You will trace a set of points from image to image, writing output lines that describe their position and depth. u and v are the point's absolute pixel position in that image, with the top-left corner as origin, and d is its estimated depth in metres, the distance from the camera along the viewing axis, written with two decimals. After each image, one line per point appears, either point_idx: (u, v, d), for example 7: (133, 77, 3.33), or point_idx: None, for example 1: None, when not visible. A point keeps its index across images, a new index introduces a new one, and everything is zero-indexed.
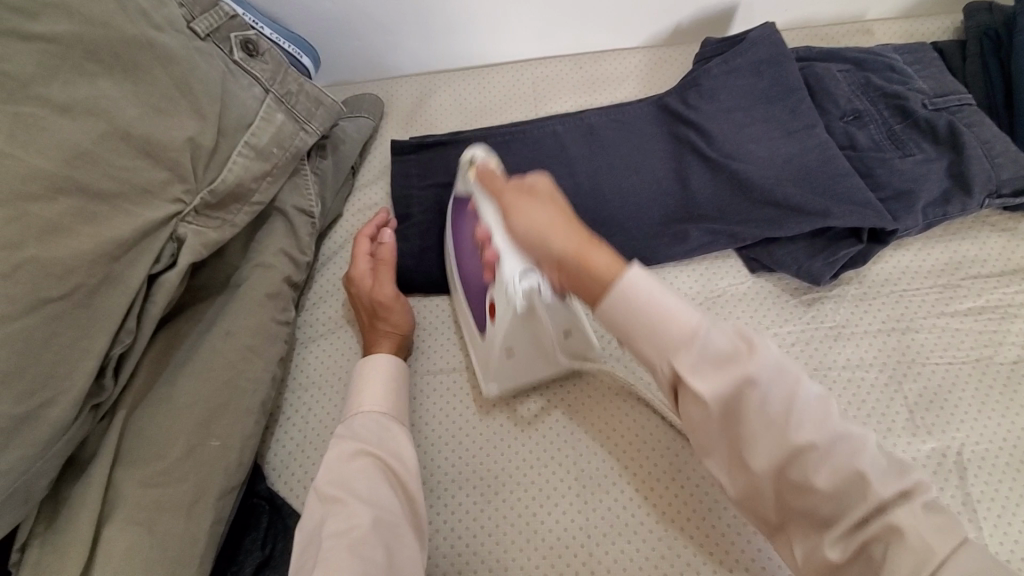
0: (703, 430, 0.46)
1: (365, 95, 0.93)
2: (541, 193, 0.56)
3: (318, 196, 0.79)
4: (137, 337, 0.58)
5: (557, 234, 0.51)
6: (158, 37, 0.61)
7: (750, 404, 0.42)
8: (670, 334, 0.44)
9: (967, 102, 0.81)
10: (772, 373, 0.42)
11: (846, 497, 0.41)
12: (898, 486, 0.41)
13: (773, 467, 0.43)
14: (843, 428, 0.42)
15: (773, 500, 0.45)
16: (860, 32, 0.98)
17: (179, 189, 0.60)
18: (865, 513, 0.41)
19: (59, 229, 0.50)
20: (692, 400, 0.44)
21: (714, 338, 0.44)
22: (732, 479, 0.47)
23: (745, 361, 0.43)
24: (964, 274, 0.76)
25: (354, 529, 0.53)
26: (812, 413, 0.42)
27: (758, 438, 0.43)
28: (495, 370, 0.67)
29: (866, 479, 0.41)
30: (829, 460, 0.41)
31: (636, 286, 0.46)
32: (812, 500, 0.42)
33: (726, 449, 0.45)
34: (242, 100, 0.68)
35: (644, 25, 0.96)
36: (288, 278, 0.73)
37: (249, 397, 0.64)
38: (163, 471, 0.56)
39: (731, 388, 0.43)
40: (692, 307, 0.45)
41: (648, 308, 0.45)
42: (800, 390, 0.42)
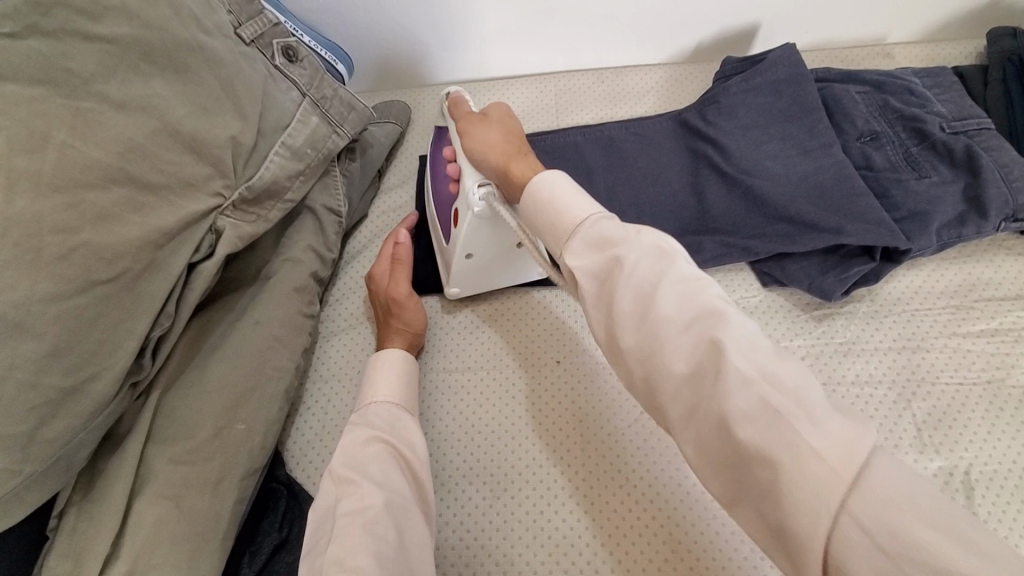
0: (592, 316, 0.51)
1: (394, 102, 0.97)
2: (495, 123, 0.69)
3: (346, 197, 0.82)
4: (175, 321, 0.61)
5: (494, 149, 0.65)
6: (207, 42, 0.65)
7: (618, 280, 0.48)
8: (563, 225, 0.54)
9: (986, 127, 0.82)
10: (639, 252, 0.48)
11: (707, 375, 0.42)
12: (758, 361, 0.41)
13: (643, 343, 0.46)
14: (714, 304, 0.44)
15: (656, 390, 0.46)
16: (880, 54, 0.99)
17: (219, 184, 0.64)
18: (733, 383, 0.40)
19: (111, 217, 0.54)
20: (576, 280, 0.52)
21: (601, 226, 0.51)
22: (620, 365, 0.49)
23: (621, 246, 0.49)
24: (978, 296, 0.77)
25: (367, 509, 0.55)
26: (681, 292, 0.45)
27: (625, 310, 0.47)
28: (457, 272, 0.76)
29: (721, 347, 0.41)
30: (692, 334, 0.44)
31: (542, 182, 0.57)
32: (681, 384, 0.44)
33: (609, 332, 0.50)
34: (280, 103, 0.72)
35: (666, 42, 0.99)
36: (315, 272, 0.76)
37: (274, 384, 0.67)
38: (191, 450, 0.59)
39: (605, 265, 0.50)
40: (588, 202, 0.54)
41: (552, 203, 0.55)
42: (667, 269, 0.46)
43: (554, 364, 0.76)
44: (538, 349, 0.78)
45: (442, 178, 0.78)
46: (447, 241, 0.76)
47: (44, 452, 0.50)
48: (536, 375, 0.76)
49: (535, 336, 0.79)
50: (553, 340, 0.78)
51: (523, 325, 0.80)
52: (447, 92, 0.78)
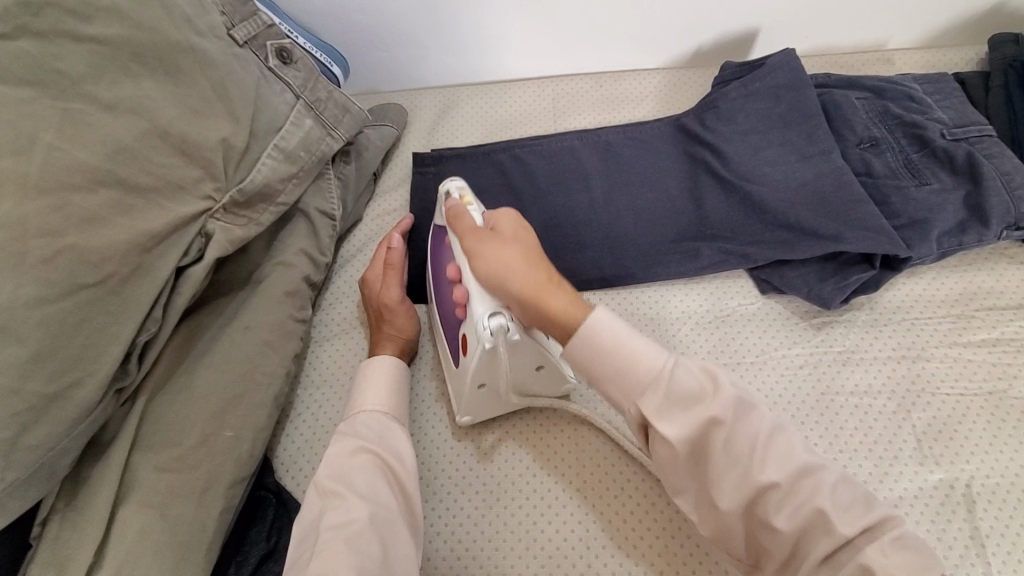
0: (677, 473, 0.51)
1: (390, 105, 0.96)
2: (510, 240, 0.61)
3: (340, 200, 0.81)
4: (162, 326, 0.60)
5: (517, 274, 0.57)
6: (199, 43, 0.64)
7: (713, 439, 0.48)
8: (637, 377, 0.51)
9: (987, 134, 0.81)
10: (729, 405, 0.48)
11: (810, 532, 0.45)
12: (859, 521, 0.44)
13: (744, 506, 0.47)
14: (798, 457, 0.47)
15: (750, 539, 0.49)
16: (880, 60, 0.98)
17: (209, 187, 0.63)
18: (833, 544, 0.44)
19: (98, 220, 0.53)
20: (663, 444, 0.50)
21: (681, 378, 0.50)
22: (705, 517, 0.51)
23: (710, 405, 0.48)
24: (979, 305, 0.76)
25: (351, 522, 0.54)
26: (774, 454, 0.47)
27: (726, 480, 0.48)
28: (470, 403, 0.67)
29: (826, 514, 0.44)
30: (791, 499, 0.46)
31: (599, 325, 0.53)
32: (783, 542, 0.46)
33: (699, 490, 0.50)
34: (274, 105, 0.71)
35: (665, 47, 0.98)
36: (307, 277, 0.75)
37: (264, 391, 0.66)
38: (177, 457, 0.58)
39: (696, 428, 0.48)
40: (658, 348, 0.52)
41: (614, 352, 0.52)
42: (755, 425, 0.48)
43: None
44: None
45: (447, 290, 0.69)
46: (456, 365, 0.68)
47: (26, 459, 0.49)
48: None
49: None
50: None
51: None
52: (443, 194, 0.71)
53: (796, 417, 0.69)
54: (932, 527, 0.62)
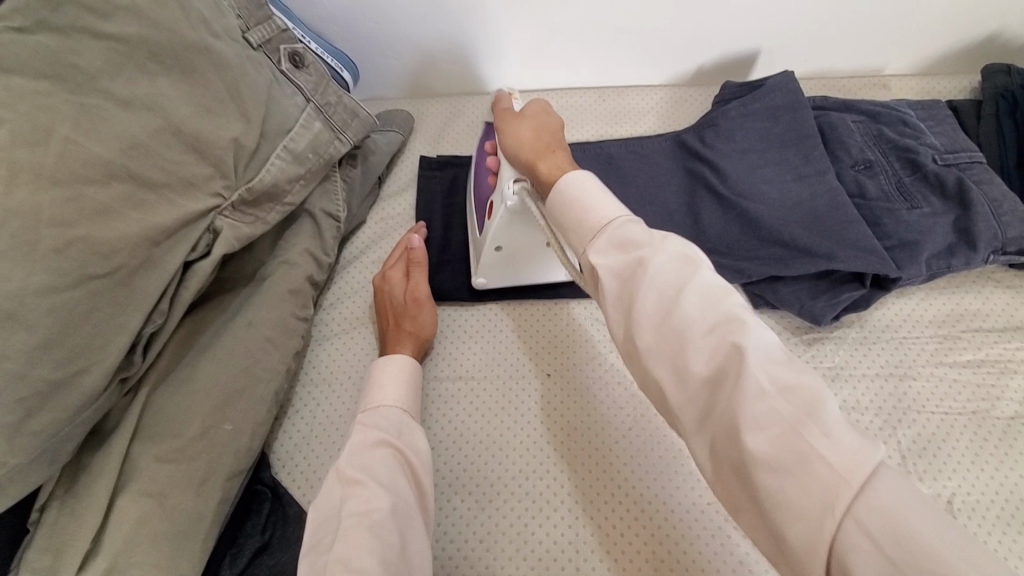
0: (610, 307, 0.52)
1: (397, 111, 0.98)
2: (529, 119, 0.71)
3: (345, 202, 0.83)
4: (167, 318, 0.61)
5: (528, 146, 0.68)
6: (215, 44, 0.66)
7: (641, 279, 0.49)
8: (590, 225, 0.55)
9: (977, 160, 0.83)
10: (668, 259, 0.49)
11: (723, 379, 0.43)
12: (782, 378, 0.41)
13: (665, 346, 0.47)
14: (737, 313, 0.45)
15: (668, 397, 0.47)
16: (877, 85, 1.01)
17: (219, 185, 0.65)
18: (751, 394, 0.41)
19: (110, 213, 0.55)
20: (598, 280, 0.53)
21: (627, 229, 0.52)
22: (636, 362, 0.50)
23: (646, 249, 0.50)
24: (965, 327, 0.78)
25: (374, 511, 0.55)
26: (705, 298, 0.47)
27: (648, 314, 0.48)
28: (484, 263, 0.78)
29: (742, 353, 0.43)
30: (711, 341, 0.45)
31: (571, 182, 0.59)
32: (702, 389, 0.44)
33: (627, 339, 0.51)
34: (284, 107, 0.73)
35: (669, 64, 1.00)
36: (310, 276, 0.76)
37: (263, 386, 0.67)
38: (177, 448, 0.59)
39: (629, 266, 0.50)
40: (615, 203, 0.56)
41: (580, 202, 0.57)
42: (691, 277, 0.48)
43: (544, 377, 0.77)
44: (529, 362, 0.78)
45: (483, 170, 0.82)
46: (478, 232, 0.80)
47: (30, 444, 0.50)
48: (526, 387, 0.76)
49: (526, 349, 0.79)
50: (544, 353, 0.78)
51: (515, 337, 0.80)
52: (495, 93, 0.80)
53: None
54: None
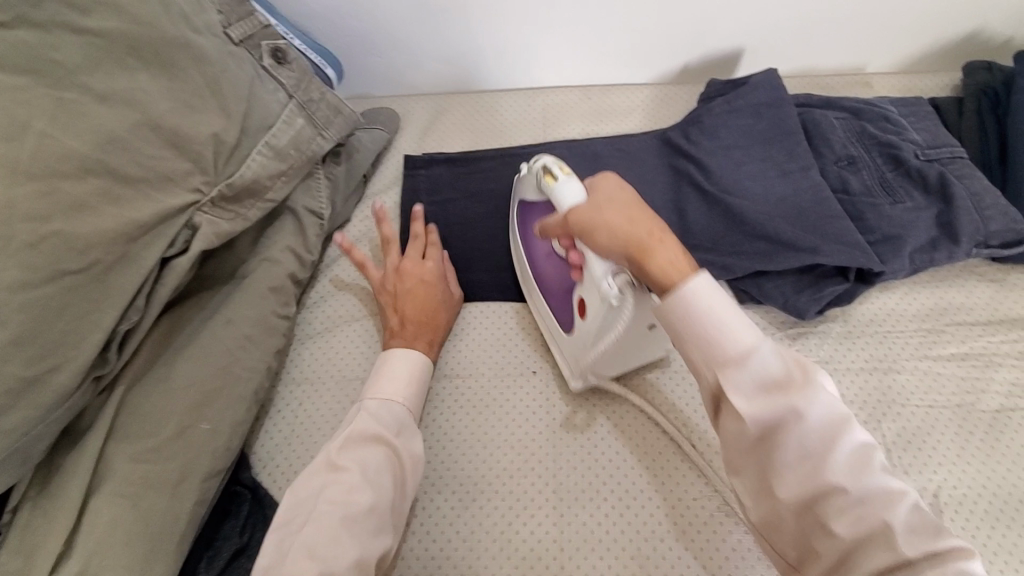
0: (740, 452, 0.49)
1: (382, 110, 0.98)
2: (602, 196, 0.61)
3: (328, 200, 0.82)
4: (144, 316, 0.60)
5: (623, 225, 0.57)
6: (195, 39, 0.65)
7: (790, 432, 0.46)
8: (725, 356, 0.49)
9: (959, 155, 0.84)
10: (823, 412, 0.46)
11: (870, 544, 0.43)
12: (927, 547, 0.41)
13: (800, 501, 0.46)
14: (885, 479, 0.44)
15: (799, 542, 0.47)
16: (860, 83, 1.02)
17: (198, 180, 0.64)
18: (891, 562, 0.41)
19: (85, 208, 0.54)
20: (732, 419, 0.49)
21: (767, 366, 0.48)
22: (757, 504, 0.49)
23: (796, 394, 0.46)
24: (948, 320, 0.78)
25: (353, 506, 0.56)
26: (855, 457, 0.45)
27: (791, 471, 0.46)
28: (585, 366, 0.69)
29: (893, 531, 0.42)
30: (858, 509, 0.44)
31: (698, 295, 0.51)
32: (836, 548, 0.44)
33: (756, 476, 0.49)
34: (266, 103, 0.72)
35: (654, 63, 1.01)
36: (293, 275, 0.75)
37: (243, 385, 0.66)
38: (154, 448, 0.59)
39: (769, 414, 0.47)
40: (755, 330, 0.50)
41: (706, 330, 0.50)
42: (843, 435, 0.45)
43: (530, 375, 0.76)
44: (515, 359, 0.77)
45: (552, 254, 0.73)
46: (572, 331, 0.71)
47: (0, 443, 0.49)
48: (511, 385, 0.75)
49: (513, 347, 0.79)
50: (532, 351, 0.78)
51: (501, 335, 0.80)
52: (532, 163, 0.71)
53: None
54: None
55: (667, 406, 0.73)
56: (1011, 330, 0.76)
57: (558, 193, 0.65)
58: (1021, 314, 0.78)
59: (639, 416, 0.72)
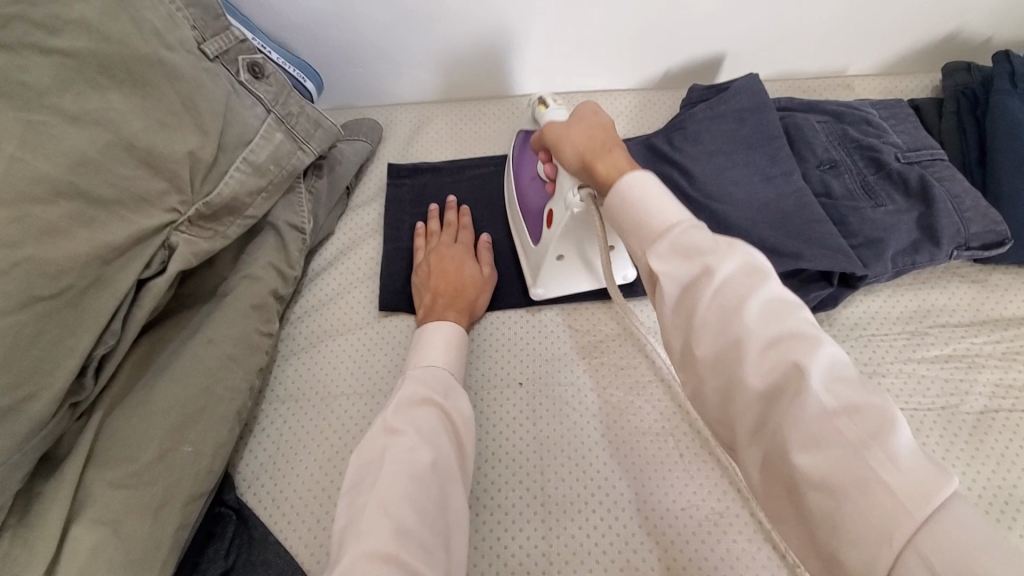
0: (669, 324, 0.46)
1: (364, 120, 0.97)
2: (577, 121, 0.64)
3: (310, 214, 0.81)
4: (120, 339, 0.59)
5: (586, 142, 0.60)
6: (168, 57, 0.64)
7: (703, 290, 0.43)
8: (650, 230, 0.48)
9: (939, 158, 0.84)
10: (733, 270, 0.44)
11: (786, 399, 0.39)
12: (845, 397, 0.37)
13: (718, 359, 0.42)
14: (806, 330, 0.41)
15: (724, 408, 0.43)
16: (841, 85, 1.03)
17: (174, 200, 0.63)
18: (805, 413, 0.38)
19: (57, 232, 0.53)
20: (656, 285, 0.46)
21: (687, 233, 0.46)
22: (686, 373, 0.46)
23: (710, 254, 0.44)
24: (931, 322, 0.78)
25: (418, 463, 0.57)
26: (768, 310, 0.42)
27: (707, 328, 0.43)
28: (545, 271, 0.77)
29: (806, 376, 0.38)
30: (772, 357, 0.40)
31: (631, 183, 0.51)
32: (752, 405, 0.40)
33: (681, 342, 0.46)
34: (244, 119, 0.71)
35: (637, 70, 1.01)
36: (275, 291, 0.74)
37: (225, 405, 0.65)
38: (135, 473, 0.58)
39: (690, 276, 0.45)
40: (675, 205, 0.48)
41: (639, 204, 0.49)
42: (756, 290, 0.43)
43: (517, 387, 0.75)
44: (502, 371, 0.77)
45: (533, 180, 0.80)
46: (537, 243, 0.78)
47: None
48: (499, 397, 0.74)
49: (500, 358, 0.78)
50: (518, 362, 0.77)
51: (487, 346, 0.79)
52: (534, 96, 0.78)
53: None
54: None
55: (654, 415, 0.73)
56: (994, 331, 0.77)
57: (542, 115, 0.73)
58: (1003, 314, 0.79)
59: (628, 426, 0.72)
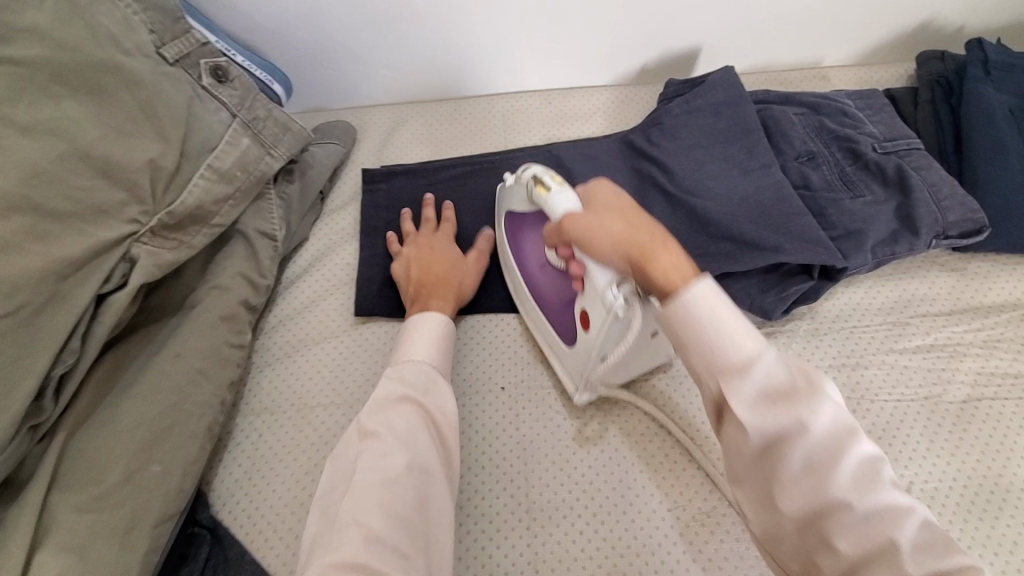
0: (740, 463, 0.45)
1: (337, 123, 0.95)
2: (602, 209, 0.60)
3: (282, 220, 0.79)
4: (80, 357, 0.57)
5: (626, 231, 0.56)
6: (125, 62, 0.62)
7: (794, 444, 0.42)
8: (728, 363, 0.45)
9: (916, 147, 0.84)
10: (827, 424, 0.42)
11: (877, 567, 0.39)
12: (934, 565, 0.38)
13: (804, 516, 0.41)
14: (892, 495, 0.41)
15: (799, 558, 0.43)
16: (817, 77, 1.02)
17: (135, 210, 0.61)
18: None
19: (8, 248, 0.51)
20: (736, 428, 0.44)
21: (771, 375, 0.44)
22: (756, 517, 0.45)
23: (800, 402, 0.42)
24: (913, 312, 0.78)
25: (390, 467, 0.55)
26: (861, 470, 0.41)
27: (793, 482, 0.42)
28: (592, 380, 0.67)
29: (900, 551, 0.38)
30: (862, 525, 0.40)
31: (697, 296, 0.47)
32: (840, 567, 0.40)
33: (756, 487, 0.44)
34: (208, 124, 0.69)
35: (614, 65, 1.00)
36: (246, 301, 0.72)
37: (195, 422, 0.63)
38: (100, 496, 0.55)
39: (778, 425, 0.42)
40: (753, 335, 0.46)
41: (715, 336, 0.46)
42: (847, 446, 0.41)
43: (498, 392, 0.74)
44: (482, 375, 0.75)
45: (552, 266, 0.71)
46: (574, 345, 0.68)
47: None
48: (481, 403, 0.73)
49: (480, 362, 0.76)
50: (499, 366, 0.76)
51: (467, 351, 0.77)
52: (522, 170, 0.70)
53: None
54: None
55: (638, 415, 0.72)
56: (974, 319, 0.77)
57: (552, 205, 0.63)
58: (983, 302, 0.79)
59: (612, 428, 0.71)
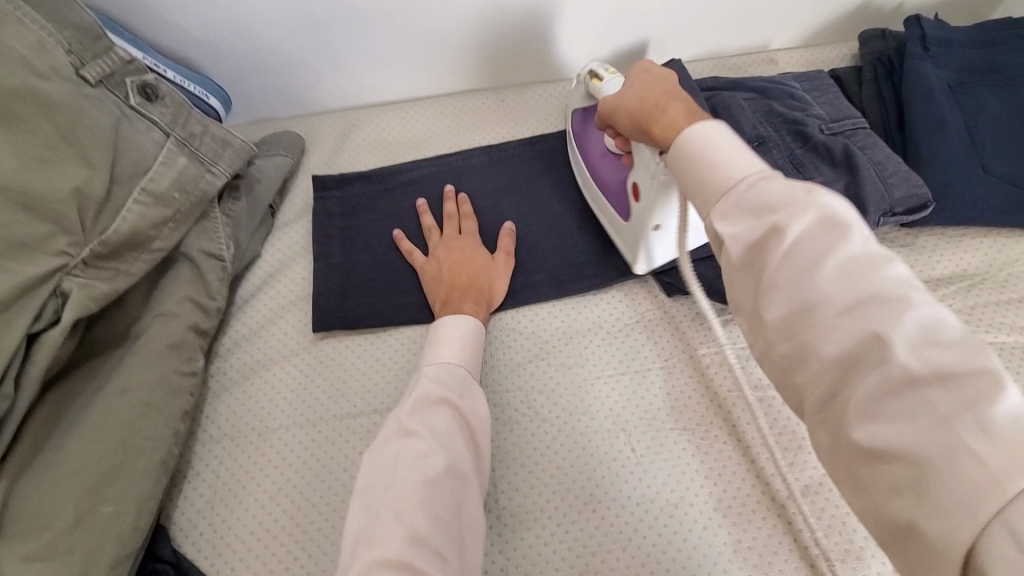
0: (735, 282, 0.45)
1: (283, 133, 0.92)
2: (633, 83, 0.63)
3: (229, 239, 0.76)
4: (15, 402, 0.55)
5: (645, 96, 0.59)
6: (41, 86, 0.59)
7: (774, 247, 0.41)
8: (716, 184, 0.46)
9: (861, 126, 0.85)
10: (810, 227, 0.41)
11: (861, 362, 0.37)
12: (931, 359, 0.35)
13: (791, 322, 0.40)
14: (892, 288, 0.38)
15: (790, 374, 0.42)
16: (765, 60, 1.03)
17: (63, 242, 0.58)
18: (888, 381, 0.36)
19: None
20: (722, 248, 0.45)
21: (762, 187, 0.43)
22: (755, 338, 0.44)
23: (783, 209, 0.42)
24: None
25: (430, 469, 0.55)
26: (853, 268, 0.39)
27: (778, 288, 0.41)
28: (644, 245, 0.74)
29: (886, 341, 0.36)
30: (849, 321, 0.38)
31: (694, 134, 0.49)
32: (826, 371, 0.39)
33: (752, 307, 0.44)
34: (138, 145, 0.66)
35: (563, 60, 0.98)
36: (195, 326, 0.69)
37: (147, 456, 0.60)
38: (49, 542, 0.53)
39: (759, 233, 0.43)
40: (749, 160, 0.46)
41: (705, 158, 0.48)
42: (836, 245, 0.40)
43: None
44: None
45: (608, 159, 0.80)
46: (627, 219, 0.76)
47: None
48: None
49: None
50: None
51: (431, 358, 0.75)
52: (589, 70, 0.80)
53: (706, 418, 0.70)
54: (840, 510, 0.63)
55: (603, 412, 0.71)
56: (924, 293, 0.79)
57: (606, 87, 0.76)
58: (930, 275, 0.81)
59: (581, 426, 0.70)
